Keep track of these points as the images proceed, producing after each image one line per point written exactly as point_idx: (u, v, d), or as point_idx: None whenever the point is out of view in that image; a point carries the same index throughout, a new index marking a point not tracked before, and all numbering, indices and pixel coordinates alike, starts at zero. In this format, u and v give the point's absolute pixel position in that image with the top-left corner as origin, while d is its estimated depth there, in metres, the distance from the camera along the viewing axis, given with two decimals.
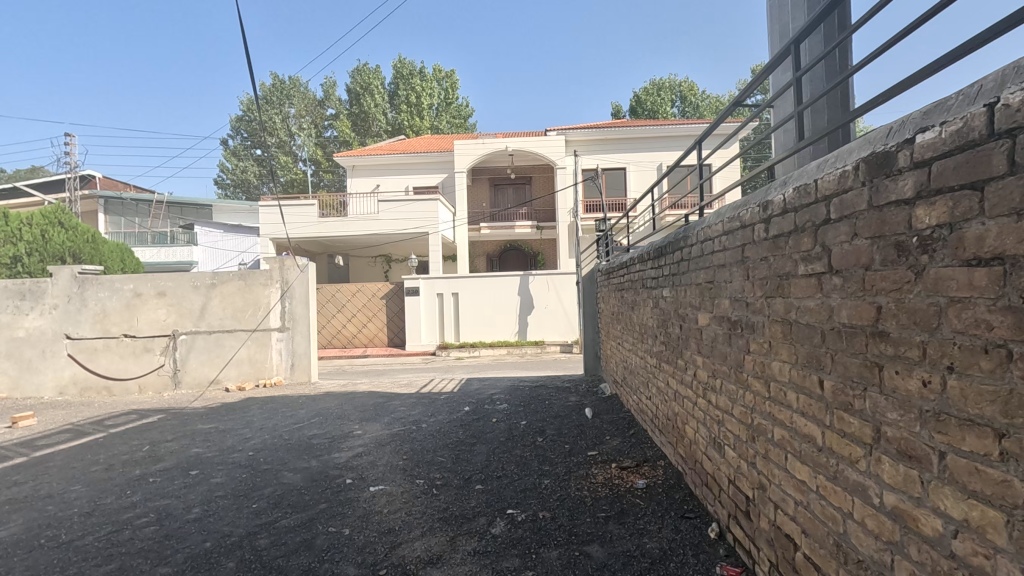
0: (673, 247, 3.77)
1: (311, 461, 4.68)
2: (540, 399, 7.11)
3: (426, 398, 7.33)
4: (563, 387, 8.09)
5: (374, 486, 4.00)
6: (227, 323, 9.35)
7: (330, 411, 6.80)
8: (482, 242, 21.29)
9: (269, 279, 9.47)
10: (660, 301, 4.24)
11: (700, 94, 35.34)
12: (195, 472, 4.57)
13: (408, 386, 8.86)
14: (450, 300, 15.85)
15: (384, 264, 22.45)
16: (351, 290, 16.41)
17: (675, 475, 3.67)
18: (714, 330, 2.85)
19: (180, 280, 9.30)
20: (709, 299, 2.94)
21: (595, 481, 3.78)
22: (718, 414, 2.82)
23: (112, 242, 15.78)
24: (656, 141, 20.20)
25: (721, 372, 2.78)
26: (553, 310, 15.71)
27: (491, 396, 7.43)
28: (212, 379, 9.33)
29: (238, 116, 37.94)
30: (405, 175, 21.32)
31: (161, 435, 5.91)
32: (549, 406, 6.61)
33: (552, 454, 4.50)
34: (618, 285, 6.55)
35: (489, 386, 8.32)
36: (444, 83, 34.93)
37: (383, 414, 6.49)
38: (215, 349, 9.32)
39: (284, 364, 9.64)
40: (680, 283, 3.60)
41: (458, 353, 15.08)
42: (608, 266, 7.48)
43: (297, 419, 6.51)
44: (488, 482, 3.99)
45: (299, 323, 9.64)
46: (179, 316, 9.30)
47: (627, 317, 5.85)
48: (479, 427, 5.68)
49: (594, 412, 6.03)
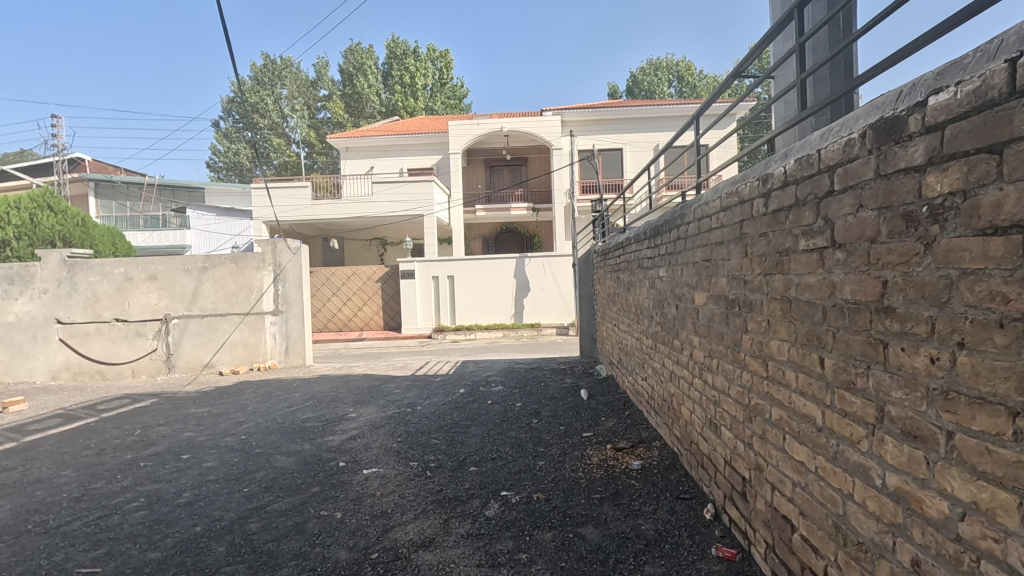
0: (669, 225, 3.69)
1: (304, 444, 4.65)
2: (535, 381, 7.09)
3: (421, 381, 7.29)
4: (559, 368, 8.07)
5: (367, 469, 3.96)
6: (220, 306, 9.26)
7: (324, 394, 6.75)
8: (477, 225, 21.17)
9: (261, 262, 9.36)
10: (655, 281, 4.17)
11: (698, 74, 34.81)
12: (186, 456, 4.52)
13: (404, 369, 8.82)
14: (445, 282, 15.77)
15: (379, 247, 22.32)
16: (346, 273, 16.30)
17: (670, 456, 3.64)
18: (711, 309, 2.79)
19: (171, 263, 9.19)
20: (706, 277, 2.87)
21: (590, 463, 3.74)
22: (715, 394, 2.78)
23: (103, 226, 15.60)
24: (653, 122, 19.97)
25: (717, 352, 2.73)
26: (549, 292, 15.66)
27: (487, 378, 7.40)
28: (206, 362, 9.28)
29: (230, 97, 37.34)
30: (399, 156, 21.08)
31: (154, 419, 5.86)
32: (545, 387, 6.58)
33: (547, 436, 4.47)
34: (613, 266, 6.49)
35: (484, 368, 8.29)
36: (439, 63, 34.38)
37: (378, 396, 6.45)
38: (208, 333, 9.26)
39: (278, 347, 9.60)
40: (676, 262, 3.53)
41: (454, 336, 15.06)
42: (604, 247, 7.39)
43: (290, 402, 6.47)
44: (482, 464, 3.95)
45: (293, 306, 9.58)
46: (171, 300, 9.20)
47: (622, 298, 5.78)
48: (475, 409, 5.65)
49: (590, 394, 6.00)
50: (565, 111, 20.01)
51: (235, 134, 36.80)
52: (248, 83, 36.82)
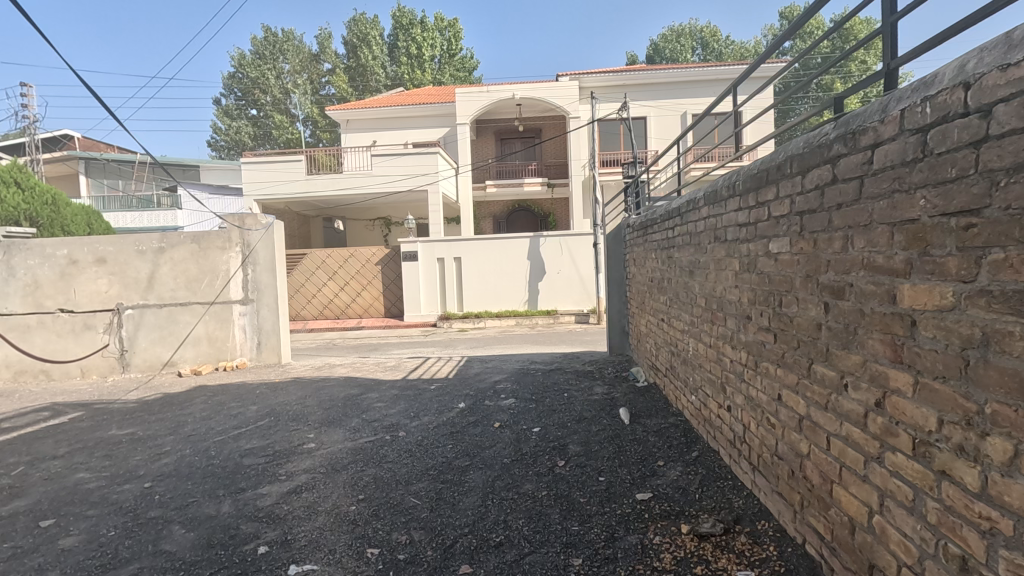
0: (805, 163, 2.12)
1: (224, 504, 3.17)
2: (556, 389, 5.56)
3: (412, 390, 5.76)
4: (583, 370, 6.51)
5: (299, 565, 2.48)
6: (180, 294, 7.82)
7: (286, 410, 5.24)
8: (488, 203, 19.62)
9: (226, 242, 7.88)
10: (757, 261, 2.62)
11: (723, 40, 32.06)
12: (46, 523, 3.05)
13: (395, 369, 7.31)
14: (451, 265, 14.27)
15: (383, 228, 20.88)
16: (343, 256, 14.83)
17: (803, 565, 2.10)
18: (988, 323, 1.23)
19: (122, 244, 7.76)
20: (961, 251, 1.31)
21: (661, 569, 2.21)
22: (992, 516, 1.23)
23: (77, 205, 14.28)
24: (682, 87, 18.11)
25: (1010, 425, 1.18)
26: (567, 275, 14.05)
27: (494, 385, 5.86)
28: (165, 360, 7.86)
29: (230, 73, 35.79)
30: (403, 129, 19.43)
31: (56, 448, 4.42)
32: (569, 401, 5.05)
33: (582, 498, 2.95)
34: (659, 242, 4.96)
35: (492, 369, 6.74)
36: (447, 33, 32.03)
37: (351, 416, 4.92)
38: (168, 325, 7.85)
39: (248, 342, 8.11)
40: (824, 227, 1.97)
41: (462, 324, 13.59)
42: (644, 219, 5.81)
43: (238, 422, 4.98)
44: (481, 559, 2.44)
45: (265, 294, 8.06)
46: (124, 287, 7.78)
47: (680, 283, 4.19)
48: (476, 439, 4.11)
49: (632, 414, 4.45)
50: (583, 75, 18.20)
51: (236, 112, 35.71)
52: (249, 57, 35.22)
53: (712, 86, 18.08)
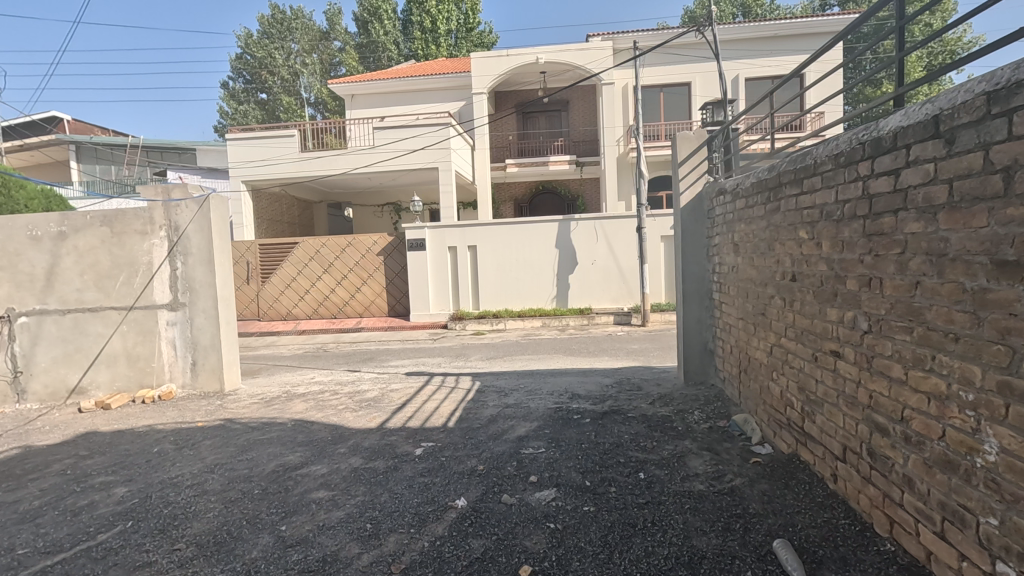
0: None
1: None
2: (621, 463, 3.29)
3: (383, 460, 3.49)
4: (653, 414, 4.23)
5: None
6: (88, 297, 5.72)
7: (164, 505, 3.04)
8: (508, 184, 17.32)
9: (148, 225, 5.77)
10: None
11: (767, 6, 28.53)
12: None
13: (373, 404, 5.10)
14: (465, 255, 12.05)
15: (393, 215, 18.65)
16: (340, 245, 12.70)
17: None
18: None
19: (9, 227, 5.65)
20: None
21: None
22: None
23: (33, 188, 12.31)
24: (734, 46, 15.52)
25: None
26: (603, 267, 11.72)
27: (518, 448, 3.62)
28: (72, 387, 5.77)
29: (237, 54, 33.79)
30: (413, 104, 17.22)
31: None
32: (650, 504, 2.77)
33: None
34: (829, 208, 2.64)
35: (515, 410, 4.48)
36: (466, 5, 29.22)
37: (258, 531, 2.68)
38: (75, 339, 5.74)
39: (180, 362, 5.94)
40: None
41: (477, 326, 11.38)
42: (766, 173, 3.48)
43: (60, 537, 2.77)
44: None
45: (200, 295, 5.87)
46: (14, 287, 5.68)
47: (941, 287, 1.86)
48: None
49: (806, 561, 2.16)
50: (617, 35, 15.70)
51: (244, 96, 33.59)
52: (256, 36, 33.29)
53: (778, 43, 15.40)
